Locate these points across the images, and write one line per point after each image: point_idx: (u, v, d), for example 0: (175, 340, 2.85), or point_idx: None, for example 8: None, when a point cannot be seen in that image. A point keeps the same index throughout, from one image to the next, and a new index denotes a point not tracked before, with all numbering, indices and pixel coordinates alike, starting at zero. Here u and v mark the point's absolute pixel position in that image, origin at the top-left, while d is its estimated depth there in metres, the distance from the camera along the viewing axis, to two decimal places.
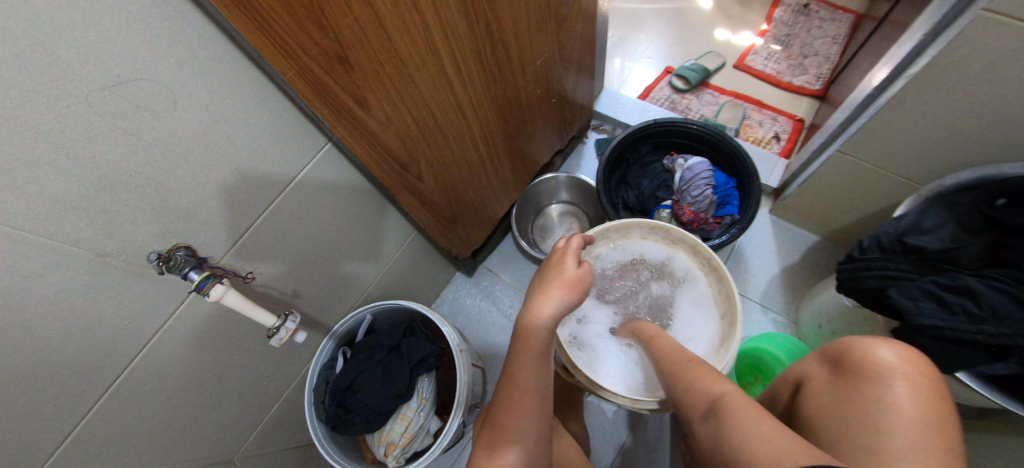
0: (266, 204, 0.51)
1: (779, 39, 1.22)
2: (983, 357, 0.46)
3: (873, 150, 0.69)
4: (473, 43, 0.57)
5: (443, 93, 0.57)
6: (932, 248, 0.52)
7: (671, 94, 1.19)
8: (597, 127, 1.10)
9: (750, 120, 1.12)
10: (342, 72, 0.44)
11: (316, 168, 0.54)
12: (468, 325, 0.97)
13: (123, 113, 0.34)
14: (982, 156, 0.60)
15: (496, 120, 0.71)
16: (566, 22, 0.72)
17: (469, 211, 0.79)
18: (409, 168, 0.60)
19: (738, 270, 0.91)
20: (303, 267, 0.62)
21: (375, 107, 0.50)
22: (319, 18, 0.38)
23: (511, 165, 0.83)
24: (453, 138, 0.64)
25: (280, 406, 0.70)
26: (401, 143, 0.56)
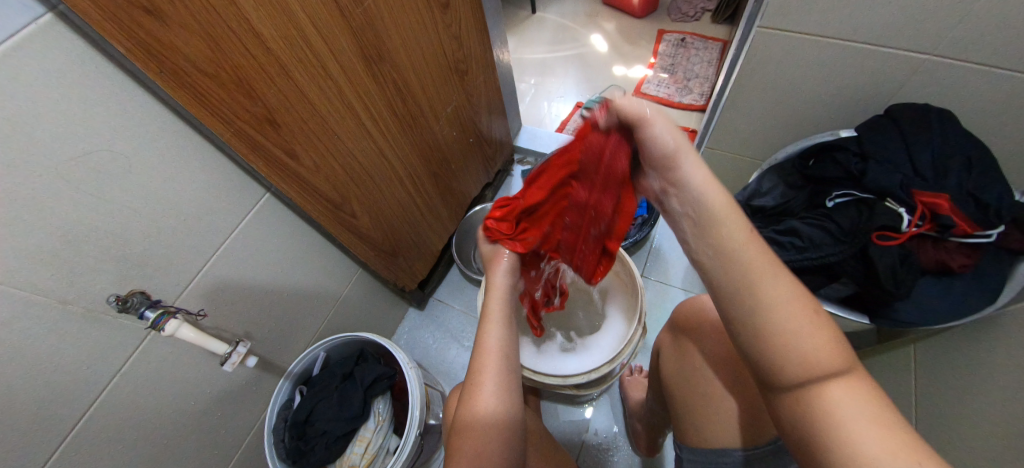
0: (214, 251, 0.58)
1: (666, 68, 1.44)
2: (820, 278, 0.57)
3: (731, 141, 0.85)
4: (386, 100, 0.69)
5: (365, 142, 0.68)
6: (770, 205, 0.66)
7: None
8: (522, 160, 1.26)
9: None
10: (272, 131, 0.53)
11: (258, 216, 0.62)
12: (428, 354, 1.03)
13: (86, 178, 0.42)
14: (801, 133, 0.76)
15: (418, 160, 0.83)
16: (467, 75, 0.88)
17: (407, 243, 0.89)
18: (342, 207, 0.69)
19: (658, 264, 1.04)
20: (256, 309, 0.68)
21: (306, 159, 0.59)
22: (247, 90, 0.48)
23: (440, 198, 0.95)
24: (379, 179, 0.74)
25: (243, 455, 0.72)
26: (333, 187, 0.66)
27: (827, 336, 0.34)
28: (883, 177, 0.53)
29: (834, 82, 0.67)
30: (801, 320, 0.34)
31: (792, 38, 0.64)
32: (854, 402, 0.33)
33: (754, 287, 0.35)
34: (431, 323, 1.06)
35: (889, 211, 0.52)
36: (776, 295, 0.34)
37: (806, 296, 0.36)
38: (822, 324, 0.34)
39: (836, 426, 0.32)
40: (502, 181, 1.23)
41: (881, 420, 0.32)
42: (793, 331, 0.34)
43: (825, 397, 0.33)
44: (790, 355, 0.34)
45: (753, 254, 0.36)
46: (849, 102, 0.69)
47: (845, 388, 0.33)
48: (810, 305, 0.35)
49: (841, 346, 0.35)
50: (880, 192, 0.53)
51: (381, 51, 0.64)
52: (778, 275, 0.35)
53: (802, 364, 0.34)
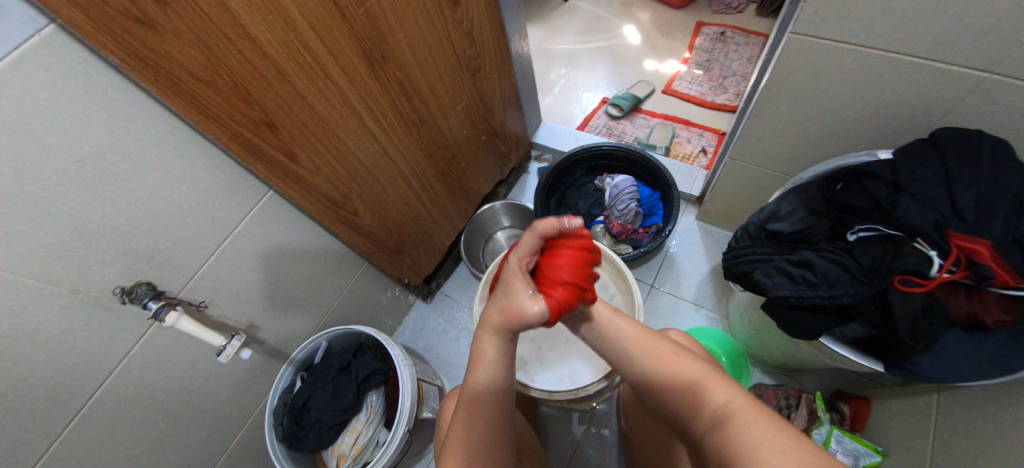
0: (218, 245, 0.61)
1: (700, 64, 1.36)
2: (833, 319, 0.52)
3: (756, 153, 0.78)
4: (390, 100, 0.68)
5: (368, 142, 0.69)
6: (786, 231, 0.59)
7: (607, 122, 1.33)
8: (538, 157, 1.23)
9: (679, 138, 1.24)
10: (269, 134, 0.54)
11: (261, 211, 0.64)
12: (429, 348, 1.04)
13: (92, 178, 0.45)
14: (835, 150, 0.69)
15: (424, 159, 0.82)
16: (479, 72, 0.86)
17: (412, 241, 0.90)
18: (344, 205, 0.70)
19: (672, 274, 0.99)
20: (260, 299, 0.71)
21: (304, 159, 0.60)
22: (243, 95, 0.49)
23: (447, 196, 0.94)
24: (382, 178, 0.75)
25: (247, 433, 0.77)
26: (332, 186, 0.67)
27: (701, 370, 0.45)
28: (917, 214, 0.47)
29: (876, 97, 0.60)
30: (670, 365, 0.47)
31: (829, 46, 0.57)
32: (751, 419, 0.38)
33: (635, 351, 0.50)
34: (435, 317, 1.08)
35: (918, 252, 0.46)
36: (646, 352, 0.49)
37: (672, 348, 0.48)
38: (689, 364, 0.46)
39: (732, 442, 0.38)
40: (517, 178, 1.21)
41: (779, 429, 0.36)
42: (670, 377, 0.46)
43: (725, 422, 0.39)
44: (676, 391, 0.45)
45: (626, 325, 0.53)
46: (892, 120, 0.61)
47: (737, 412, 0.39)
48: (675, 352, 0.48)
49: (727, 378, 0.43)
50: (910, 230, 0.48)
51: (385, 52, 0.63)
52: (645, 338, 0.50)
53: (692, 402, 0.43)
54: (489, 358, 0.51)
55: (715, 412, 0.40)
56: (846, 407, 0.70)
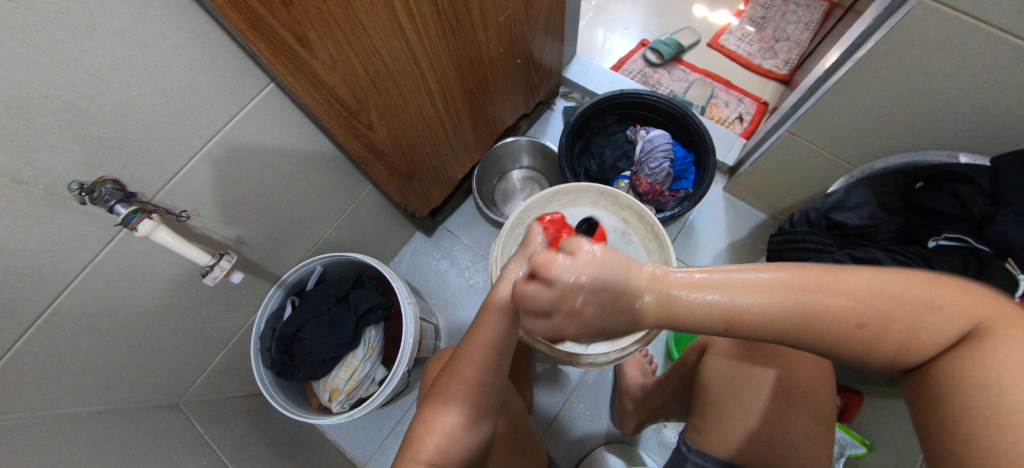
0: (203, 143, 0.49)
1: (754, 20, 1.23)
2: None
3: (819, 132, 0.72)
4: None
5: (395, 40, 0.55)
6: (852, 223, 0.55)
7: (644, 68, 1.20)
8: (566, 95, 1.10)
9: (717, 99, 1.15)
10: (280, 8, 0.41)
11: (257, 108, 0.52)
12: (425, 283, 0.99)
13: (36, 31, 0.32)
14: (911, 144, 0.64)
15: (453, 74, 0.70)
16: None
17: (426, 168, 0.79)
18: (358, 116, 0.59)
19: (689, 243, 0.96)
20: (250, 214, 0.61)
21: (319, 49, 0.48)
22: None
23: (470, 123, 0.82)
24: (405, 88, 0.63)
25: (229, 352, 0.71)
26: (350, 91, 0.55)
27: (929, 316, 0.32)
28: (1018, 234, 0.43)
29: (988, 92, 0.53)
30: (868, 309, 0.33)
31: (965, 24, 0.48)
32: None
33: (787, 325, 0.34)
34: (435, 252, 1.01)
35: (1007, 273, 0.44)
36: (826, 309, 0.34)
37: (869, 310, 0.33)
38: (889, 317, 0.33)
39: (981, 366, 0.31)
40: (540, 114, 1.08)
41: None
42: (878, 334, 0.33)
43: (967, 356, 0.31)
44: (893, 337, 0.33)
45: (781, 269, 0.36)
46: (992, 120, 0.56)
47: (980, 344, 0.31)
48: (862, 321, 0.33)
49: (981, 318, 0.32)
50: (1002, 249, 0.45)
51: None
52: (811, 292, 0.34)
53: (901, 346, 0.33)
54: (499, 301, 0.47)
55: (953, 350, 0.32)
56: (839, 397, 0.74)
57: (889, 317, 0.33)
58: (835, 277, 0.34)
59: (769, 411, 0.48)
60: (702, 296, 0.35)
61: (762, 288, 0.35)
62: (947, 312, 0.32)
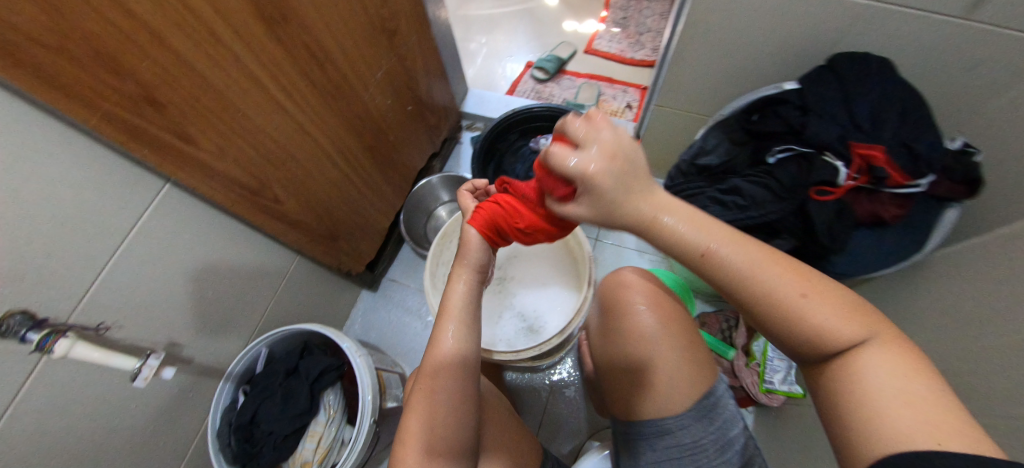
0: (109, 256, 0.51)
1: (617, 22, 1.39)
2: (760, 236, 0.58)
3: (679, 97, 0.82)
4: (298, 69, 0.61)
5: (279, 118, 0.61)
6: (714, 164, 0.64)
7: (535, 86, 1.32)
8: (470, 127, 1.19)
9: (606, 95, 1.28)
10: (153, 113, 0.46)
11: (158, 211, 0.54)
12: (383, 337, 0.99)
13: None
14: (748, 87, 0.75)
15: (349, 135, 0.76)
16: (397, 36, 0.79)
17: (347, 226, 0.83)
18: (262, 193, 0.62)
19: (615, 225, 1.03)
20: (178, 311, 0.62)
21: (205, 142, 0.52)
22: (111, 64, 0.40)
23: (380, 173, 0.88)
24: (304, 158, 0.68)
25: (189, 463, 0.69)
26: (247, 172, 0.59)
27: (813, 301, 0.34)
28: (826, 133, 0.53)
29: (782, 31, 0.64)
30: (811, 290, 0.35)
31: None
32: (880, 370, 0.33)
33: (746, 280, 0.35)
34: (385, 304, 1.02)
35: (829, 165, 0.53)
36: (777, 278, 0.35)
37: (805, 284, 0.35)
38: (832, 299, 0.35)
39: (891, 377, 0.32)
40: (450, 150, 1.16)
41: (908, 378, 0.32)
42: (805, 315, 0.34)
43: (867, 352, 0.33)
44: (800, 336, 0.35)
45: (732, 261, 0.35)
46: (793, 52, 0.67)
47: (879, 349, 0.33)
48: (803, 293, 0.34)
49: (852, 310, 0.34)
50: (820, 147, 0.54)
51: (282, 8, 0.55)
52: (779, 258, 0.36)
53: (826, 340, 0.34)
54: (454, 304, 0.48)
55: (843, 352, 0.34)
56: None
57: (825, 309, 0.34)
58: (760, 286, 0.35)
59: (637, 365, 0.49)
60: (690, 229, 0.36)
61: (747, 243, 0.36)
62: (862, 315, 0.34)
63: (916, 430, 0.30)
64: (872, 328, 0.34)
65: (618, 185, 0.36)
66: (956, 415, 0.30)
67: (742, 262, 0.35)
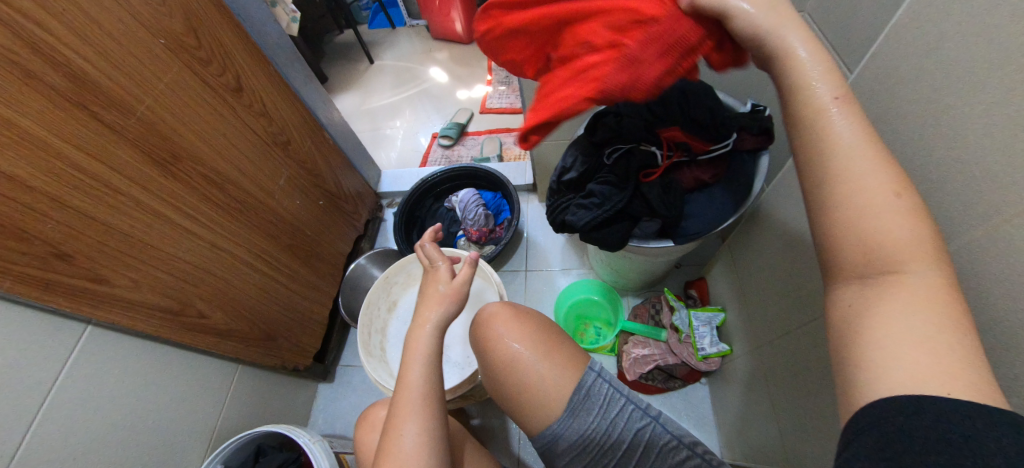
0: (38, 405, 0.53)
1: (501, 82, 1.61)
2: (624, 224, 0.68)
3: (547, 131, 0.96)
4: (201, 196, 0.69)
5: (191, 242, 0.68)
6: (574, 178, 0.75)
7: (443, 152, 1.47)
8: (391, 204, 1.30)
9: (506, 143, 1.44)
10: (65, 265, 0.51)
11: (84, 352, 0.58)
12: (348, 423, 1.00)
13: None
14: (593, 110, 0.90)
15: (264, 240, 0.83)
16: (291, 145, 0.90)
17: (283, 323, 0.88)
18: (186, 312, 0.67)
19: (539, 254, 1.14)
20: (123, 446, 0.62)
21: (119, 279, 0.57)
22: (18, 233, 0.47)
23: (306, 267, 0.95)
24: (223, 272, 0.74)
25: None
26: (166, 297, 0.64)
27: (899, 203, 0.30)
28: (638, 130, 0.66)
29: None
30: (890, 202, 0.30)
31: None
32: (913, 314, 0.29)
33: (848, 151, 0.32)
34: (343, 391, 1.04)
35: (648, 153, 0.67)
36: (862, 172, 0.31)
37: (894, 179, 0.31)
38: (917, 212, 0.31)
39: (921, 324, 0.28)
40: (376, 229, 1.25)
41: (944, 327, 0.28)
42: (858, 217, 0.31)
43: (919, 289, 0.29)
44: (847, 241, 0.32)
45: (840, 119, 0.33)
46: None
47: (938, 294, 0.29)
48: (896, 191, 0.31)
49: (925, 239, 0.30)
50: (638, 141, 0.68)
51: (176, 151, 0.65)
52: (868, 151, 0.32)
53: (879, 254, 0.30)
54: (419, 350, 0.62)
55: (883, 281, 0.30)
56: (695, 291, 0.97)
57: (891, 224, 0.30)
58: (837, 161, 0.32)
59: (519, 384, 0.54)
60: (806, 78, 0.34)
61: (855, 118, 0.33)
62: (945, 257, 0.30)
63: (907, 372, 0.28)
64: (942, 265, 0.30)
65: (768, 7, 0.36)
66: (978, 367, 0.27)
67: (854, 136, 0.32)
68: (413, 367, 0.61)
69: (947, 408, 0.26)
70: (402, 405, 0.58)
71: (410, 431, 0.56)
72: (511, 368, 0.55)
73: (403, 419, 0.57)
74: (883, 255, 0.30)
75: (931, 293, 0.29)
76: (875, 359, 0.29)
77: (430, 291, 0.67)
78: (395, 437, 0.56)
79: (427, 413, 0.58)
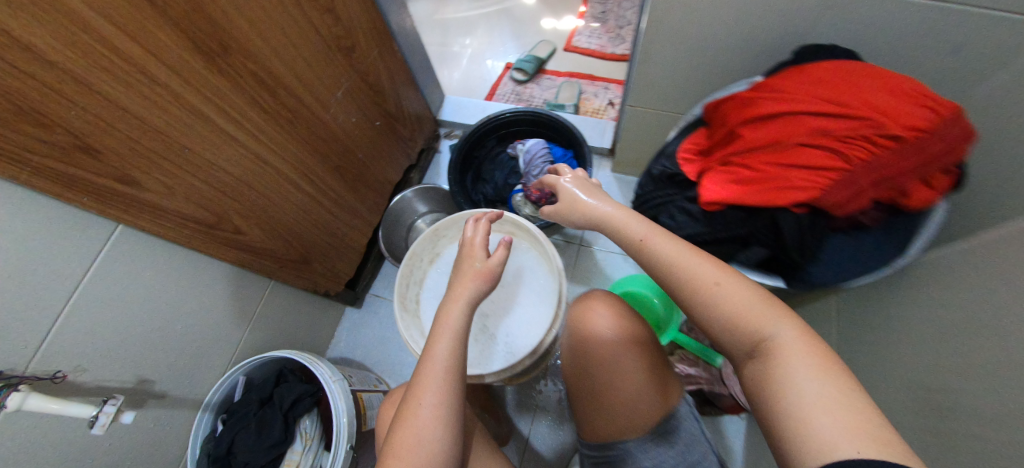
0: (63, 302, 0.50)
1: (596, 17, 1.38)
2: (733, 248, 0.53)
3: (650, 98, 0.79)
4: (247, 98, 0.60)
5: (231, 150, 0.60)
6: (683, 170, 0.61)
7: (514, 87, 1.30)
8: (449, 134, 1.18)
9: (587, 93, 1.26)
10: (92, 162, 0.45)
11: (113, 253, 0.53)
12: (368, 354, 1.00)
13: None
14: (721, 85, 0.72)
15: (311, 157, 0.74)
16: (355, 52, 0.78)
17: (320, 247, 0.82)
18: (221, 226, 0.62)
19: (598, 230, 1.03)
20: (147, 348, 0.61)
21: (149, 184, 0.51)
22: (36, 118, 0.39)
23: (351, 190, 0.87)
24: (264, 186, 0.67)
25: None
26: (200, 208, 0.58)
27: (723, 290, 0.45)
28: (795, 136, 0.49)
29: (750, 25, 0.61)
30: (723, 282, 0.45)
31: None
32: (799, 367, 0.39)
33: (676, 276, 0.48)
34: (369, 321, 1.03)
35: None
36: (691, 276, 0.47)
37: (717, 273, 0.46)
38: (750, 295, 0.44)
39: (786, 377, 0.39)
40: (429, 160, 1.15)
41: (822, 372, 0.38)
42: (714, 302, 0.45)
43: (771, 353, 0.41)
44: (721, 324, 0.45)
45: (663, 250, 0.50)
46: (765, 48, 0.64)
47: (785, 348, 0.41)
48: (716, 281, 0.45)
49: (766, 305, 0.43)
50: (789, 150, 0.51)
51: (224, 40, 0.54)
52: (690, 259, 0.48)
53: (736, 327, 0.44)
54: (448, 324, 0.56)
55: (760, 349, 0.42)
56: None
57: (726, 298, 0.44)
58: (675, 276, 0.48)
59: (610, 390, 0.54)
60: (619, 228, 0.55)
61: (664, 240, 0.50)
62: (776, 308, 0.43)
63: (826, 434, 0.35)
64: (788, 317, 0.42)
65: (585, 189, 0.61)
66: (863, 414, 0.35)
67: (669, 254, 0.48)
68: (440, 340, 0.56)
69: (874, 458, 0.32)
70: (425, 378, 0.53)
71: (430, 402, 0.51)
72: (607, 370, 0.55)
73: (423, 390, 0.52)
74: (733, 329, 0.44)
75: (788, 346, 0.41)
76: (781, 410, 0.38)
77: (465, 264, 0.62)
78: (415, 407, 0.52)
79: (450, 389, 0.53)
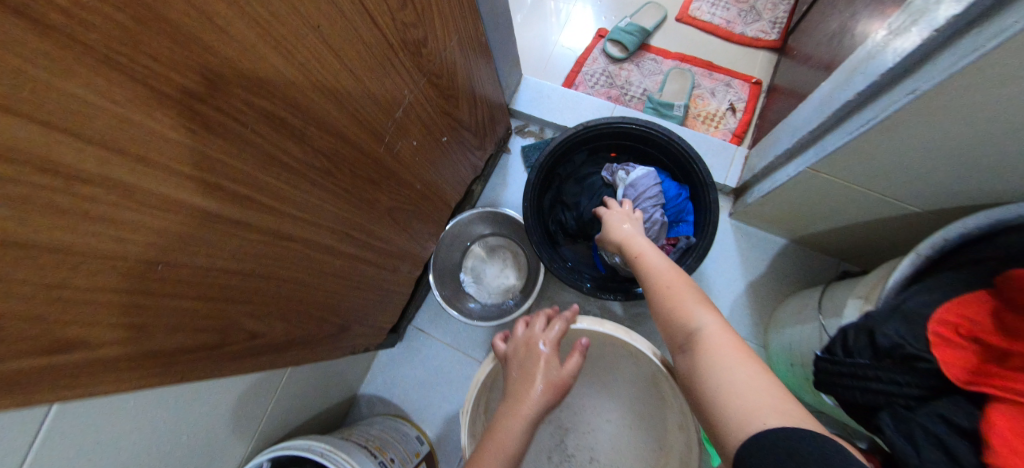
0: None
1: None
2: None
3: (853, 173, 0.54)
4: (267, 156, 0.36)
5: (237, 240, 0.37)
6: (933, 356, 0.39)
7: (606, 66, 1.01)
8: (521, 130, 0.93)
9: (701, 89, 0.98)
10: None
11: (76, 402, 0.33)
12: (408, 397, 0.88)
13: None
14: (994, 189, 0.47)
15: (358, 209, 0.52)
16: (425, 46, 0.52)
17: (359, 307, 0.63)
18: (224, 341, 0.41)
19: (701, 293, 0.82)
20: None
21: (98, 335, 0.29)
22: None
23: (403, 230, 0.65)
24: (291, 268, 0.45)
25: None
26: (189, 329, 0.37)
27: (675, 288, 0.49)
28: None
29: None
30: (679, 284, 0.49)
31: None
32: (729, 361, 0.40)
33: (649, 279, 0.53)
34: (409, 358, 0.90)
35: None
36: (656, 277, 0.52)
37: (671, 275, 0.51)
38: (696, 294, 0.48)
39: (708, 361, 0.41)
40: (494, 165, 0.92)
41: (747, 366, 0.39)
42: (671, 299, 0.48)
43: (701, 340, 0.43)
44: (670, 324, 0.47)
45: (648, 256, 0.55)
46: None
47: (712, 335, 0.43)
48: (668, 284, 0.50)
49: (712, 308, 0.46)
50: None
51: (228, 74, 0.29)
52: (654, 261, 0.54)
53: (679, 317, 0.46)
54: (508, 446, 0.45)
55: (690, 343, 0.44)
56: None
57: (679, 293, 0.48)
58: (646, 277, 0.53)
59: None
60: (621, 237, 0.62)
61: (646, 252, 0.56)
62: (716, 313, 0.45)
63: (744, 416, 0.36)
64: (713, 313, 0.45)
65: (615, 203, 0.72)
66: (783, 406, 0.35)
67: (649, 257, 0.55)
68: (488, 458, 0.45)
69: (781, 435, 0.32)
70: None
71: None
72: None
73: None
74: (673, 321, 0.47)
75: (719, 341, 0.42)
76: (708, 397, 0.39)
77: (530, 368, 0.51)
78: None
79: None
